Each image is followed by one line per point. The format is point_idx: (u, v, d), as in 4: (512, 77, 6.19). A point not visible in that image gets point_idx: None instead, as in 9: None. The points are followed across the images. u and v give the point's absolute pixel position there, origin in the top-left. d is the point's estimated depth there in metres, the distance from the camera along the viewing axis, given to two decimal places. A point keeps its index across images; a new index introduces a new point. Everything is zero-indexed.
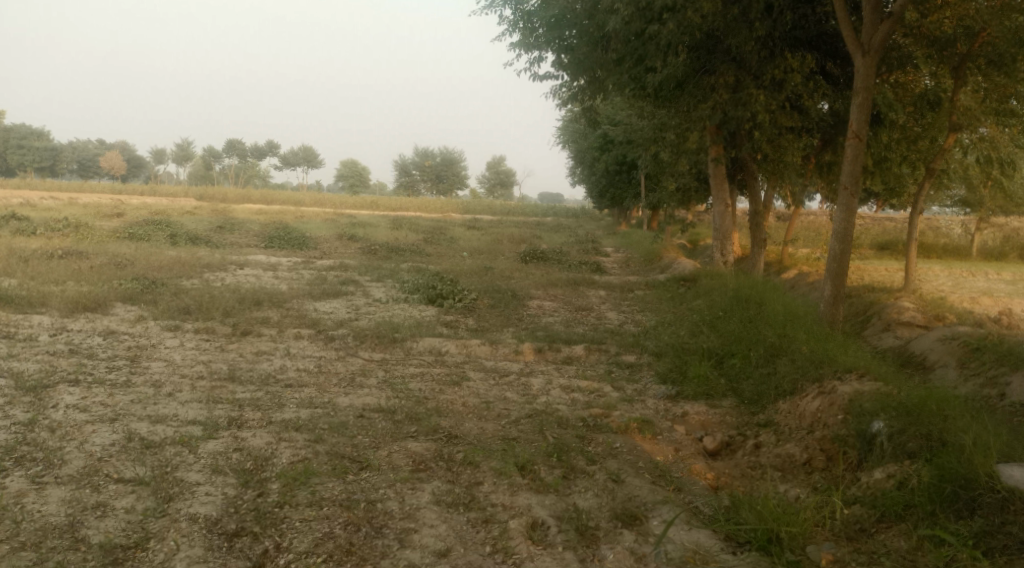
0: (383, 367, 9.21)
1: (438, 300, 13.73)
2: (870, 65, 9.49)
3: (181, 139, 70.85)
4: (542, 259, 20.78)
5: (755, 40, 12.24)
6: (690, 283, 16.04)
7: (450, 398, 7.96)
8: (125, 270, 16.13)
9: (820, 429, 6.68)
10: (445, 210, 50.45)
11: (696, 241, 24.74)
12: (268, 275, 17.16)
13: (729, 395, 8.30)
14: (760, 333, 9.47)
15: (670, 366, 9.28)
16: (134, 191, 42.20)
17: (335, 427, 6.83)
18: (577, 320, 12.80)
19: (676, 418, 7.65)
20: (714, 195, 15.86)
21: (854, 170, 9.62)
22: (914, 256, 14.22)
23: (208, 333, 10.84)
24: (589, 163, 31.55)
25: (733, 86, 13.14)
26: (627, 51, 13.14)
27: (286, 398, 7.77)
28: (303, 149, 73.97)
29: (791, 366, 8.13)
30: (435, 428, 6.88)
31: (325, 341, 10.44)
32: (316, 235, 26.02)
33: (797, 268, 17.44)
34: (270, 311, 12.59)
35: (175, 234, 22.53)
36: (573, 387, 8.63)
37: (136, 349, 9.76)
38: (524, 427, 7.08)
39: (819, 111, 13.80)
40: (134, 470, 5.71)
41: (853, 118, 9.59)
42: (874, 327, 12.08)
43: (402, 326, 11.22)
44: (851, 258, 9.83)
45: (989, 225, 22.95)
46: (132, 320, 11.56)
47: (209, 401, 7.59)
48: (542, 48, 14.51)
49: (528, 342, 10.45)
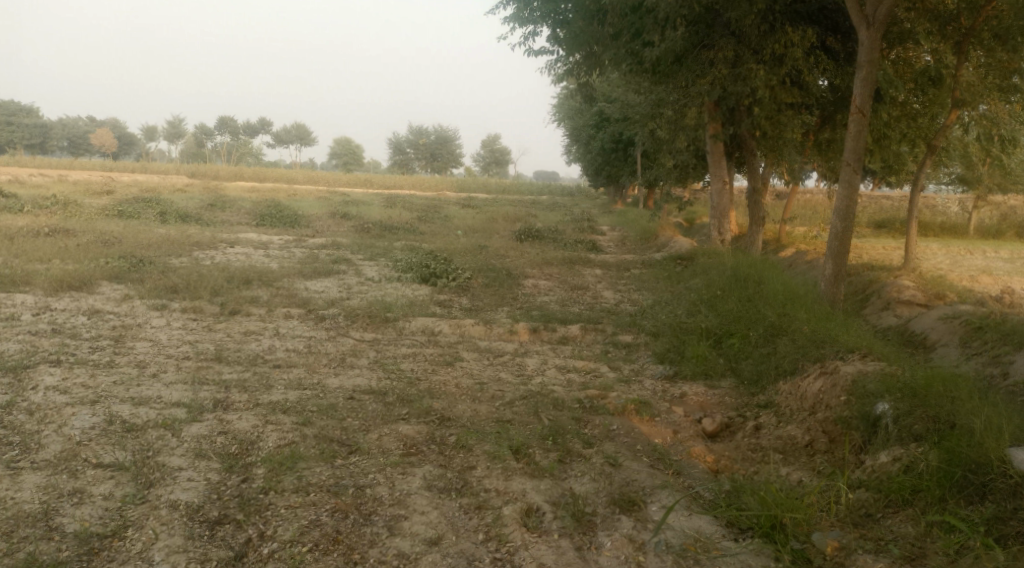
0: (374, 347, 9.01)
1: (432, 279, 13.51)
2: (875, 38, 9.23)
3: (174, 116, 70.19)
4: (538, 237, 20.54)
5: (755, 14, 11.97)
6: (687, 261, 15.83)
7: (443, 379, 7.76)
8: (114, 248, 15.88)
9: (822, 411, 6.50)
10: (440, 188, 50.11)
11: (692, 219, 24.53)
12: (258, 254, 16.92)
13: (728, 375, 8.12)
14: (760, 312, 9.29)
15: (668, 345, 9.09)
16: (125, 169, 41.77)
17: (324, 410, 6.63)
18: (573, 299, 12.60)
19: (674, 399, 7.47)
20: (712, 173, 15.63)
21: (857, 146, 9.39)
22: (914, 234, 14.02)
23: (196, 312, 10.62)
24: (585, 141, 31.24)
25: (732, 61, 12.87)
26: (623, 25, 12.87)
27: (274, 379, 7.56)
28: (296, 127, 73.35)
29: (792, 346, 7.96)
30: (428, 410, 6.68)
31: (316, 321, 10.23)
32: (309, 213, 25.73)
33: (795, 246, 17.25)
34: (259, 289, 12.36)
35: (165, 212, 22.23)
36: (569, 367, 8.44)
37: (121, 329, 9.53)
38: (519, 409, 6.90)
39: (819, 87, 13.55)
40: (113, 454, 5.51)
41: (856, 92, 9.36)
42: (874, 306, 11.90)
43: (394, 306, 11.00)
44: (853, 236, 9.63)
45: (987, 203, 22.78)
46: (118, 299, 11.33)
47: (195, 382, 7.38)
48: (538, 23, 14.22)
49: (523, 322, 10.25)
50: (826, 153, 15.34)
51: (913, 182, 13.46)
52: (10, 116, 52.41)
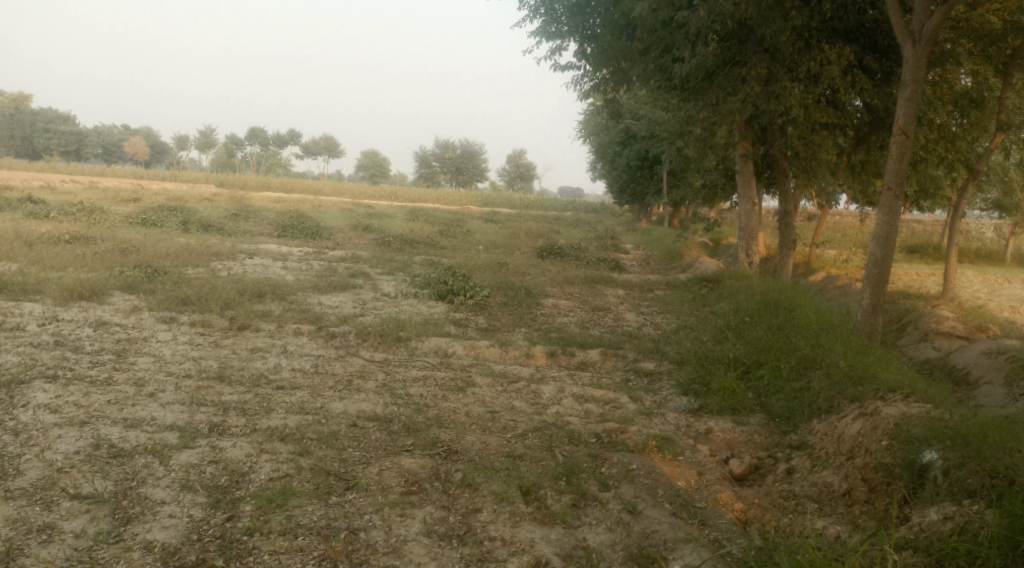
0: (383, 369, 8.60)
1: (449, 296, 13.11)
2: (921, 56, 8.77)
3: (204, 127, 69.59)
4: (560, 255, 20.11)
5: (790, 30, 11.55)
6: (712, 283, 15.32)
7: (453, 406, 7.33)
8: (131, 257, 15.64)
9: (861, 456, 6.03)
10: (464, 202, 49.88)
11: (718, 240, 23.97)
12: (276, 266, 16.63)
13: (757, 410, 7.64)
14: (792, 342, 8.81)
15: (692, 376, 8.62)
16: (154, 176, 41.91)
17: (325, 438, 6.23)
18: (593, 321, 12.14)
19: (699, 436, 7.00)
20: (740, 194, 15.15)
21: (899, 170, 8.91)
22: (954, 261, 13.41)
23: (205, 326, 10.29)
24: (611, 158, 30.81)
25: (765, 79, 12.44)
26: (652, 41, 12.64)
27: (274, 402, 7.17)
28: (324, 138, 73.55)
29: (827, 382, 7.51)
30: (434, 442, 6.26)
31: (326, 339, 9.84)
32: (332, 224, 25.49)
33: (826, 271, 16.69)
34: (272, 304, 12.02)
35: (188, 221, 22.04)
36: (586, 396, 7.98)
37: (125, 342, 9.21)
38: (531, 443, 6.46)
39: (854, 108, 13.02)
40: (94, 484, 5.15)
41: (900, 112, 8.88)
42: (910, 337, 11.33)
43: (408, 324, 10.61)
44: (893, 264, 9.10)
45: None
46: (126, 311, 11.01)
47: (192, 403, 7.01)
48: (565, 39, 13.74)
49: (540, 345, 9.81)
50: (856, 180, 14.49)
51: (953, 208, 12.84)
52: (47, 123, 52.93)
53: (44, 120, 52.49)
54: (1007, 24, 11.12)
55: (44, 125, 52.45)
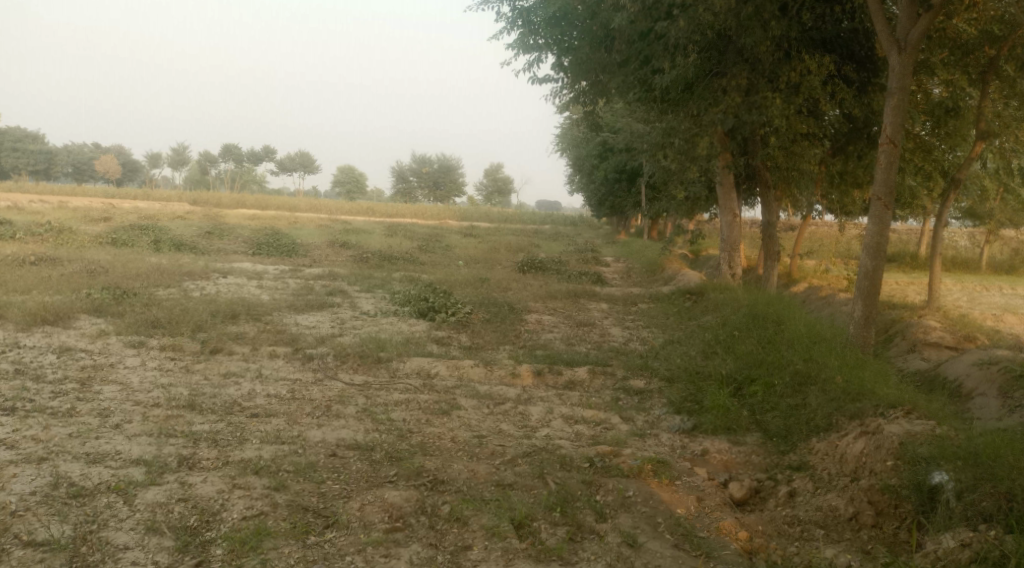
0: (363, 393, 8.23)
1: (429, 314, 12.77)
2: (907, 63, 8.58)
3: (177, 145, 68.81)
4: (541, 269, 19.83)
5: (770, 40, 11.39)
6: (696, 295, 15.09)
7: (437, 431, 6.99)
8: (100, 279, 15.14)
9: (866, 477, 5.73)
10: (441, 216, 49.62)
11: (699, 250, 23.79)
12: (251, 285, 16.18)
13: (753, 429, 7.35)
14: (783, 357, 8.55)
15: (683, 393, 8.33)
16: (127, 195, 41.20)
17: (302, 470, 5.87)
18: (579, 337, 11.84)
19: (695, 457, 6.71)
20: (722, 204, 14.96)
21: (888, 179, 8.70)
22: (938, 270, 13.24)
23: (175, 350, 9.86)
24: (588, 170, 30.64)
25: (747, 89, 12.19)
26: (631, 52, 12.36)
27: (249, 432, 6.79)
28: (299, 155, 72.99)
29: (824, 398, 7.24)
30: (419, 471, 5.92)
31: (303, 361, 9.46)
32: (308, 241, 25.04)
33: (808, 281, 16.53)
34: (246, 325, 11.61)
35: (160, 240, 21.55)
36: (576, 417, 7.66)
37: (90, 369, 8.78)
38: (522, 469, 6.12)
39: (833, 118, 12.84)
40: (51, 529, 4.81)
41: (887, 121, 8.67)
42: (897, 347, 11.12)
43: (389, 344, 10.25)
44: (884, 275, 8.88)
45: (999, 238, 22.11)
46: (92, 335, 10.56)
47: (160, 435, 6.61)
48: (543, 51, 13.53)
49: (525, 364, 9.49)
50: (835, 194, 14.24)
51: (937, 217, 12.67)
52: (16, 143, 51.81)
53: (13, 140, 51.36)
54: (982, 34, 11.00)
55: (13, 144, 51.29)
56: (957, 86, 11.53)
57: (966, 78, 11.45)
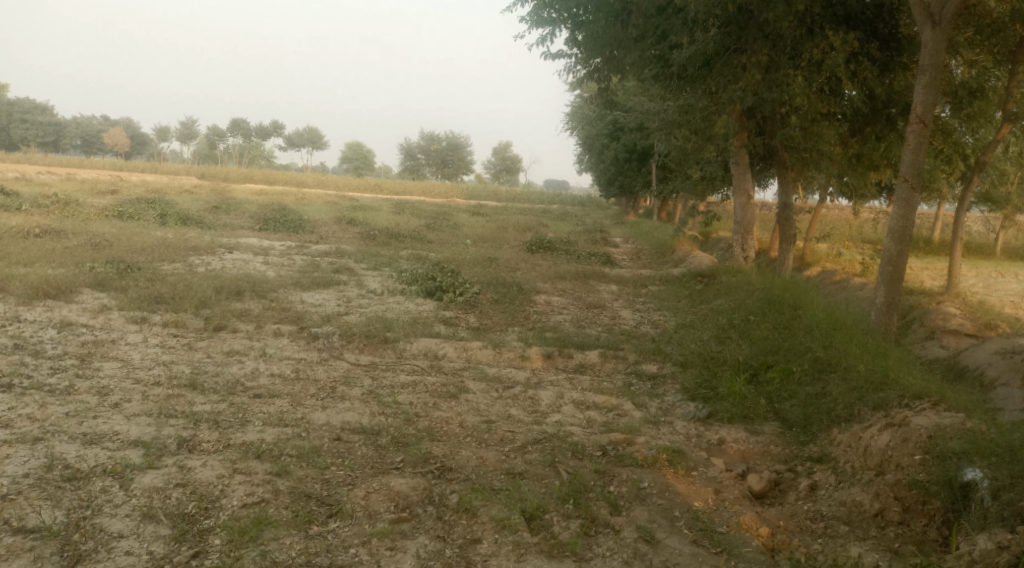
0: (369, 374, 8.00)
1: (437, 293, 12.53)
2: (941, 39, 8.30)
3: (186, 119, 68.50)
4: (550, 249, 19.55)
5: (794, 16, 11.12)
6: (707, 278, 14.79)
7: (444, 416, 6.76)
8: (104, 252, 14.94)
9: (892, 472, 5.49)
10: (450, 194, 49.29)
11: (709, 232, 23.48)
12: (257, 261, 15.97)
13: (771, 418, 7.12)
14: (802, 342, 8.31)
15: (697, 379, 8.09)
16: (135, 168, 41.00)
17: (304, 455, 5.68)
18: (589, 319, 11.60)
19: (712, 447, 6.50)
20: (736, 185, 14.63)
21: (917, 160, 8.45)
22: (958, 256, 12.90)
23: (178, 327, 9.66)
24: (599, 150, 30.25)
25: (767, 67, 11.87)
26: (648, 27, 12.05)
27: (251, 413, 6.59)
28: (307, 130, 72.60)
29: (846, 388, 7.00)
30: (425, 458, 5.71)
31: (308, 340, 9.24)
32: (315, 217, 24.82)
33: (822, 265, 16.22)
34: (251, 302, 11.40)
35: (166, 214, 21.33)
36: (587, 403, 7.43)
37: (91, 345, 8.59)
38: (532, 457, 5.92)
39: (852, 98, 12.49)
40: (43, 515, 4.66)
41: (918, 99, 8.41)
42: (915, 334, 10.84)
43: (395, 323, 10.01)
44: (909, 260, 8.63)
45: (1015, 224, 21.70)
46: (94, 310, 10.36)
47: (160, 415, 6.41)
48: (556, 26, 12.96)
49: (535, 346, 9.25)
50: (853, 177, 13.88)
51: (958, 202, 12.34)
52: (25, 114, 51.64)
53: (22, 111, 51.24)
54: (1012, 11, 10.55)
55: (22, 116, 51.17)
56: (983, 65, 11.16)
57: (992, 58, 11.10)
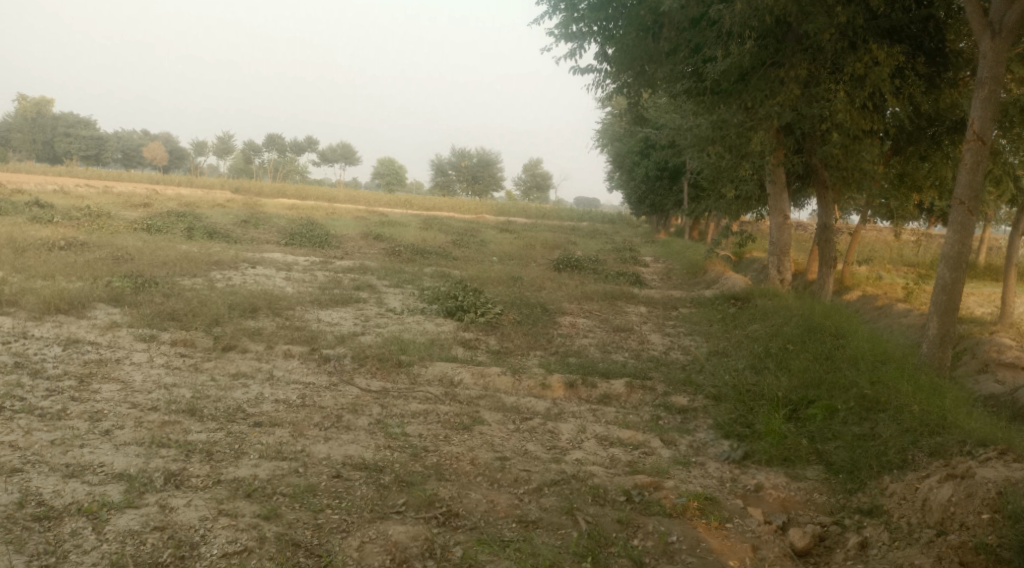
0: (379, 402, 7.48)
1: (458, 314, 12.03)
2: (1001, 51, 7.77)
3: (222, 134, 69.05)
4: (578, 268, 18.99)
5: (835, 28, 10.58)
6: (741, 301, 14.16)
7: (456, 451, 6.24)
8: (125, 266, 14.66)
9: (955, 533, 5.20)
10: (480, 211, 48.97)
11: (743, 252, 22.77)
12: (279, 277, 15.59)
13: (813, 461, 6.53)
14: (846, 377, 7.76)
15: (731, 414, 7.49)
16: (171, 182, 41.19)
17: (299, 495, 5.24)
18: (616, 344, 11.03)
19: (747, 494, 5.99)
20: (772, 206, 14.01)
21: (974, 181, 7.90)
22: (1011, 281, 12.10)
23: (186, 346, 9.23)
24: (629, 167, 29.70)
25: (806, 81, 11.30)
26: (682, 41, 11.55)
27: (248, 443, 6.11)
28: (341, 146, 72.83)
29: (898, 430, 6.48)
30: (431, 500, 5.31)
31: (319, 363, 8.78)
32: (343, 233, 24.48)
33: (862, 289, 15.61)
34: (266, 321, 10.97)
35: (194, 227, 21.09)
36: (611, 439, 6.88)
37: (93, 365, 8.18)
38: (548, 503, 5.49)
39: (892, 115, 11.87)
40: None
41: (976, 115, 7.88)
42: (967, 366, 10.15)
43: (412, 346, 9.51)
44: (964, 289, 8.05)
45: None
46: (104, 326, 9.97)
47: (150, 444, 5.95)
48: (586, 40, 12.41)
49: (557, 374, 8.69)
50: (896, 197, 13.22)
51: (1012, 226, 11.60)
52: (67, 128, 52.34)
53: (65, 125, 52.02)
54: None
55: (65, 130, 51.94)
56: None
57: None
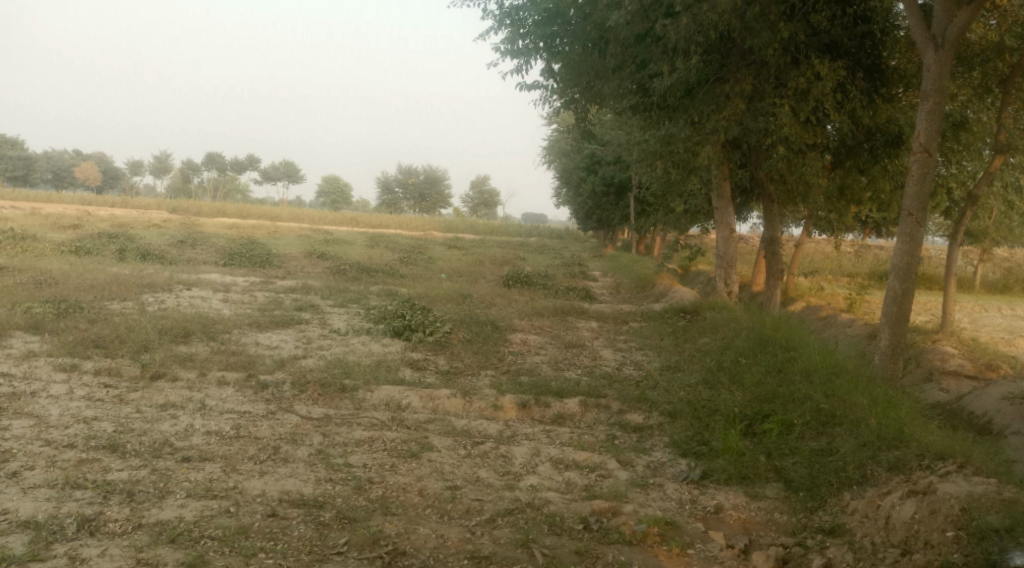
0: (320, 430, 7.03)
1: (405, 333, 11.61)
2: (944, 63, 7.71)
3: (159, 153, 67.39)
4: (527, 283, 18.70)
5: (778, 44, 10.50)
6: (690, 314, 14.01)
7: (403, 481, 5.83)
8: (49, 291, 13.87)
9: (921, 552, 4.99)
10: (426, 228, 48.55)
11: (689, 266, 22.78)
12: (216, 298, 14.96)
13: (772, 478, 6.30)
14: (801, 390, 7.57)
15: (688, 432, 7.23)
16: (104, 201, 39.86)
17: (229, 538, 4.81)
18: (567, 361, 10.73)
19: (708, 517, 5.71)
20: (719, 218, 13.91)
21: (921, 192, 7.79)
22: (950, 290, 12.16)
23: (111, 375, 8.64)
24: (575, 183, 29.63)
25: (751, 95, 11.20)
26: (626, 56, 11.31)
27: (175, 481, 5.62)
28: (283, 164, 71.70)
29: (857, 444, 6.28)
30: (375, 539, 4.92)
31: (255, 390, 8.28)
32: (285, 252, 23.81)
33: (806, 300, 15.63)
34: (200, 346, 10.40)
35: (126, 248, 20.25)
36: (567, 461, 6.55)
37: (5, 399, 7.56)
38: (500, 535, 5.14)
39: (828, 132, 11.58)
40: None
41: (920, 127, 7.79)
42: (913, 374, 10.09)
43: (356, 368, 9.07)
44: (914, 301, 7.94)
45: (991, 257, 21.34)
46: (21, 356, 9.29)
47: (65, 486, 5.43)
48: (530, 56, 12.18)
49: (508, 394, 8.33)
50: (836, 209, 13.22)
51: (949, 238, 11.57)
52: None
53: None
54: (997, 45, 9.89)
55: None
56: (963, 98, 10.34)
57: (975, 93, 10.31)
